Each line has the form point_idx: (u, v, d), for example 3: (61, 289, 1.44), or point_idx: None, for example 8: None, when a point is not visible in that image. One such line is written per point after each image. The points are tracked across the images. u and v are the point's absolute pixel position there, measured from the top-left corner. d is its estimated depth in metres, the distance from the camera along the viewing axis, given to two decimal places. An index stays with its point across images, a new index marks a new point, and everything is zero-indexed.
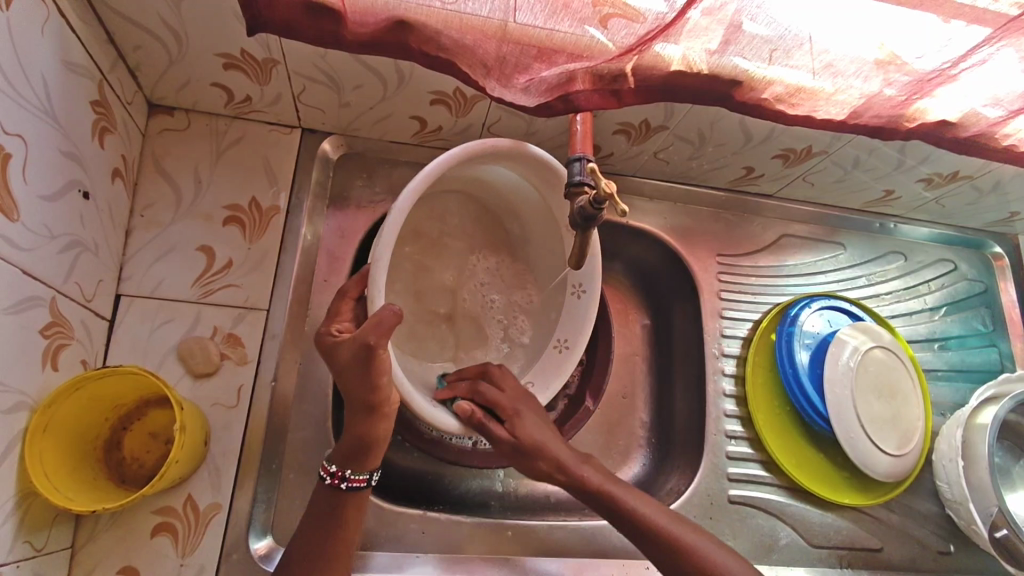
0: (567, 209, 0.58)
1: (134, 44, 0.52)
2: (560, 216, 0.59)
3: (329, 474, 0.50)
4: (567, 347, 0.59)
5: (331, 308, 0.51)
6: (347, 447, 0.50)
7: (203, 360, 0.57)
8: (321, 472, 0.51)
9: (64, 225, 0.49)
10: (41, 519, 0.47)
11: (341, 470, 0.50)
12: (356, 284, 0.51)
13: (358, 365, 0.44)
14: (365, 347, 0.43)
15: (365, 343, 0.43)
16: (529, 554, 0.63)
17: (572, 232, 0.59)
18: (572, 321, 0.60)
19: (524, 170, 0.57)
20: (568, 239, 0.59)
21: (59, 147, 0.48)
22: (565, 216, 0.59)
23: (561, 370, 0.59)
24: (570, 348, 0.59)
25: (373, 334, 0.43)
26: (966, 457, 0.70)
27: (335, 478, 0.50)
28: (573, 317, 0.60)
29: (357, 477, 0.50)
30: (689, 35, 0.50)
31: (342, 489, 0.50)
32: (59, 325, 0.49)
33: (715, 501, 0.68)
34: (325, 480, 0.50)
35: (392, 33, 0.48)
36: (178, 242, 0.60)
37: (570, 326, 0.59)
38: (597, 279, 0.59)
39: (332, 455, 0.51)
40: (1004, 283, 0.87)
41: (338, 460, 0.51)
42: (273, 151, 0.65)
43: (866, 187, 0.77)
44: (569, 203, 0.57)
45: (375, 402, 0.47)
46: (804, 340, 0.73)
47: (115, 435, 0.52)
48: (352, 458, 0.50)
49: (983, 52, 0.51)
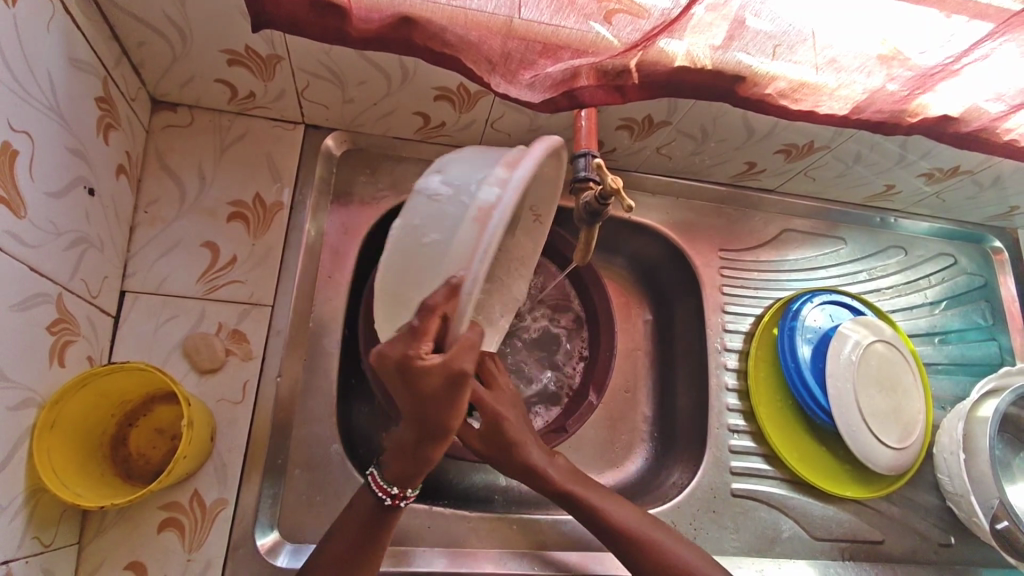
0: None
1: (138, 41, 0.52)
2: None
3: (389, 495, 0.49)
4: None
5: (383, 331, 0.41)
6: (402, 474, 0.48)
7: (209, 356, 0.57)
8: (376, 488, 0.49)
9: (70, 221, 0.49)
10: (49, 515, 0.47)
11: (403, 492, 0.49)
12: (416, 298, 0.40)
13: (448, 392, 0.40)
14: (460, 374, 0.39)
15: (460, 370, 0.39)
16: (533, 548, 0.63)
17: None
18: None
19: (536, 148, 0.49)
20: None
21: (65, 144, 0.48)
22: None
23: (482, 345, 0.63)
24: None
25: (470, 361, 0.40)
26: (967, 450, 0.70)
27: (396, 499, 0.49)
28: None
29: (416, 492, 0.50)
30: (693, 31, 0.50)
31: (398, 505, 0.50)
32: (65, 321, 0.49)
33: (717, 494, 0.68)
34: (384, 501, 0.49)
35: (397, 29, 0.48)
36: (181, 239, 0.60)
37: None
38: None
39: (387, 476, 0.48)
40: (1004, 277, 0.88)
41: (396, 481, 0.48)
42: (276, 147, 0.65)
43: (867, 183, 0.77)
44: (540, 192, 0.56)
45: (444, 428, 0.43)
46: (806, 334, 0.74)
47: (121, 431, 0.52)
48: (410, 480, 0.48)
49: (985, 47, 0.51)
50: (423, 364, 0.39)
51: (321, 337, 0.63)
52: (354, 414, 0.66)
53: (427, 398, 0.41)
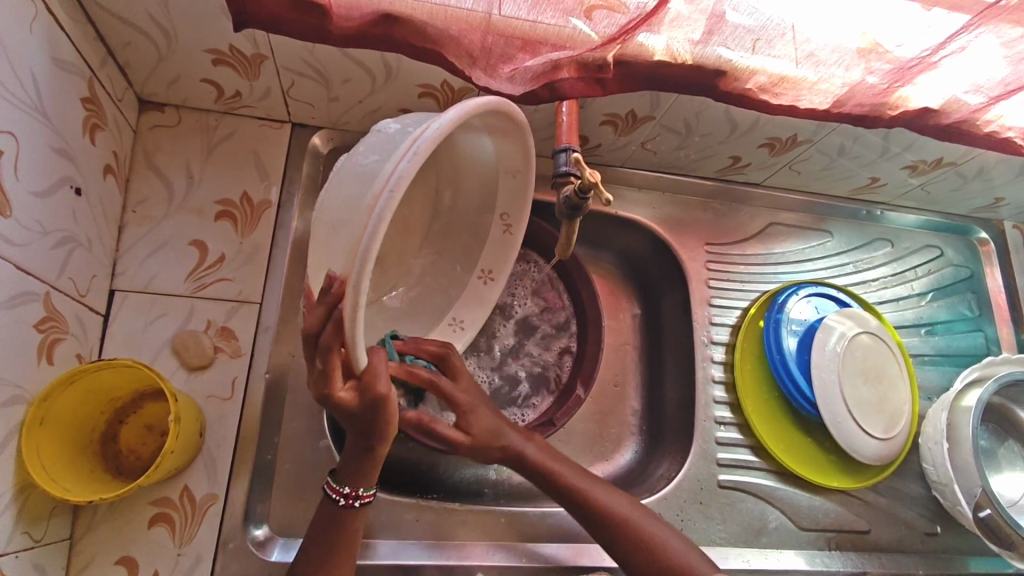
0: (510, 155, 0.54)
1: (123, 41, 0.53)
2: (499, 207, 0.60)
3: (342, 496, 0.49)
4: (460, 326, 0.63)
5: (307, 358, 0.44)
6: (351, 469, 0.48)
7: (197, 353, 0.57)
8: (331, 492, 0.50)
9: (57, 221, 0.49)
10: (40, 511, 0.48)
11: (353, 491, 0.49)
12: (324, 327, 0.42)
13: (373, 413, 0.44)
14: (376, 399, 0.43)
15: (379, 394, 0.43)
16: (521, 539, 0.64)
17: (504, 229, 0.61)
18: (496, 253, 0.62)
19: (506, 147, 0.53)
20: (504, 179, 0.57)
21: (50, 144, 0.48)
22: (504, 207, 0.59)
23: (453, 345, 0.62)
24: (463, 327, 0.63)
25: (383, 385, 0.43)
26: (951, 440, 0.71)
27: (349, 498, 0.49)
28: (473, 302, 0.63)
29: (366, 494, 0.49)
30: (671, 25, 0.51)
31: (356, 506, 0.50)
32: (53, 320, 0.49)
33: (704, 486, 0.69)
34: (338, 501, 0.49)
35: (378, 26, 0.49)
36: (170, 237, 0.60)
37: (495, 257, 0.62)
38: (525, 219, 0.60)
39: (340, 476, 0.49)
40: (991, 268, 0.88)
41: (347, 480, 0.49)
42: (263, 146, 0.65)
43: (852, 175, 0.77)
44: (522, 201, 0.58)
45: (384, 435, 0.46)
46: (791, 326, 0.75)
47: (111, 428, 0.53)
48: (359, 479, 0.49)
49: (962, 39, 0.52)
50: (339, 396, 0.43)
51: None
52: None
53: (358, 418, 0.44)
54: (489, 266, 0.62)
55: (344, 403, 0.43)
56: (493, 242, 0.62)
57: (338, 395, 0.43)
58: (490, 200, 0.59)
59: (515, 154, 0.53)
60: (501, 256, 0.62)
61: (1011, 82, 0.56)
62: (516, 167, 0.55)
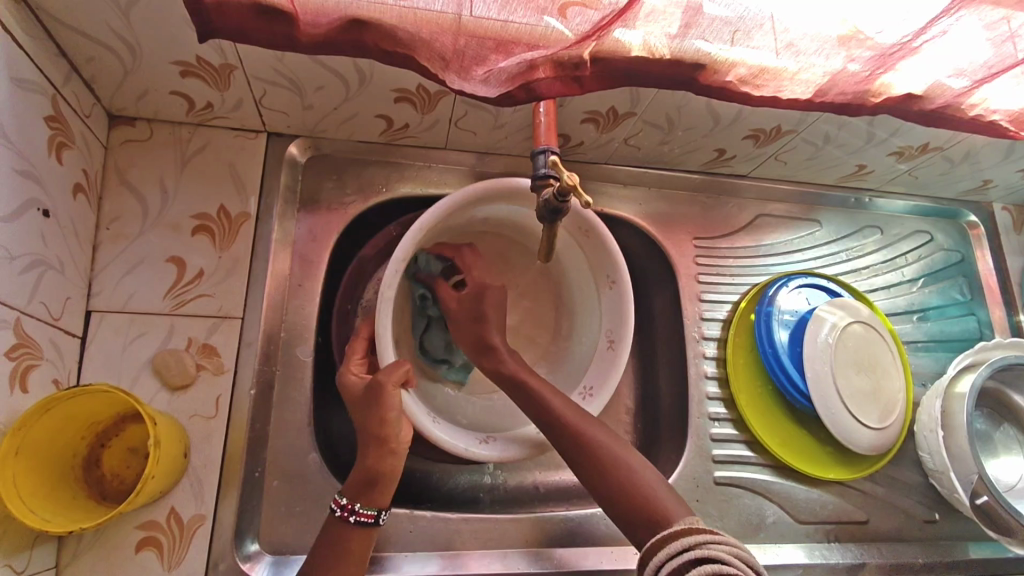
0: (606, 261, 0.60)
1: (87, 56, 0.51)
2: (605, 317, 0.62)
3: (338, 507, 0.50)
4: (613, 346, 0.60)
5: (347, 350, 0.59)
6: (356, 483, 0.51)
7: (179, 373, 0.56)
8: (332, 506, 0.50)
9: (24, 244, 0.48)
10: (19, 542, 0.47)
11: (350, 503, 0.49)
12: (364, 328, 0.59)
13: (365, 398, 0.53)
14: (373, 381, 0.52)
15: (375, 380, 0.52)
16: (517, 545, 0.63)
17: (610, 328, 0.61)
18: (602, 372, 0.60)
19: (587, 252, 0.62)
20: (606, 292, 0.62)
21: (13, 166, 0.47)
22: (611, 326, 0.61)
23: (609, 366, 0.60)
24: (616, 346, 0.60)
25: (385, 375, 0.52)
26: (945, 427, 0.71)
27: (344, 511, 0.49)
28: (571, 410, 0.60)
29: (365, 511, 0.49)
30: (647, 19, 0.50)
31: (349, 523, 0.49)
32: (25, 346, 0.48)
33: (700, 484, 0.68)
34: (334, 513, 0.50)
35: (348, 32, 0.47)
36: (148, 254, 0.59)
37: (617, 326, 0.61)
38: (629, 336, 0.60)
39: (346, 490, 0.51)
40: (981, 252, 0.87)
41: (348, 493, 0.50)
42: (238, 157, 0.64)
43: (839, 163, 0.76)
44: (621, 304, 0.60)
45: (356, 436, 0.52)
46: (783, 319, 0.74)
47: (93, 452, 0.52)
48: (363, 492, 0.50)
49: (942, 23, 0.51)
50: (348, 377, 0.56)
51: (294, 346, 0.63)
52: (333, 422, 0.66)
53: (360, 408, 0.53)
54: (614, 334, 0.61)
55: (350, 381, 0.56)
56: (607, 305, 0.62)
57: (349, 375, 0.56)
58: (598, 327, 0.63)
59: (599, 251, 0.60)
60: (615, 319, 0.61)
61: (995, 64, 0.56)
62: (612, 274, 0.61)
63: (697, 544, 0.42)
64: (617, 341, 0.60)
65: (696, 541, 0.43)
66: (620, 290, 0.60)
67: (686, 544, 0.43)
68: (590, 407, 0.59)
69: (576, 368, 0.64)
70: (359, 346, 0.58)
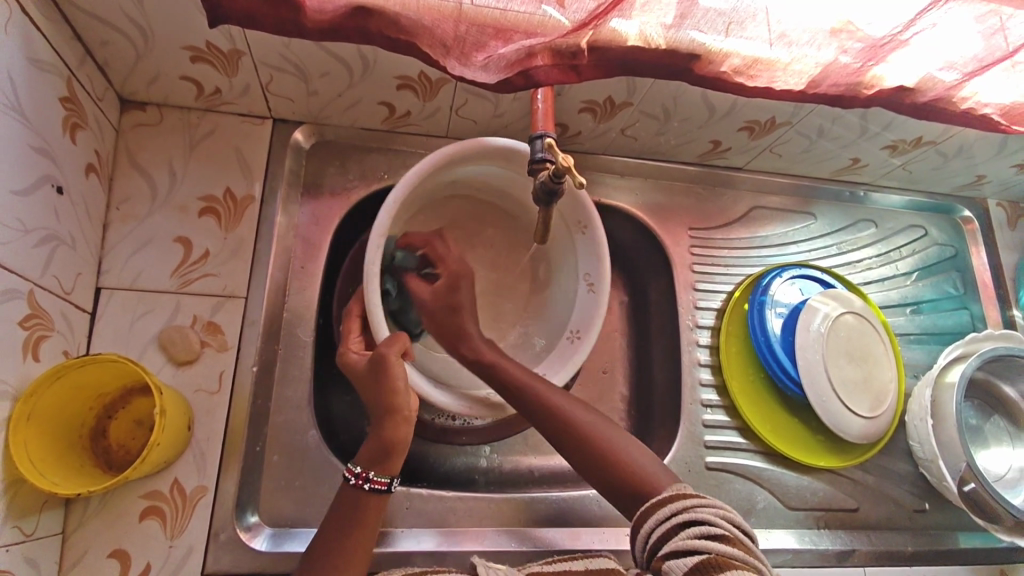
0: (578, 207, 0.61)
1: (102, 40, 0.53)
2: (582, 260, 0.63)
3: (354, 475, 0.51)
4: (592, 287, 0.62)
5: (343, 327, 0.60)
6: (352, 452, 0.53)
7: (184, 348, 0.58)
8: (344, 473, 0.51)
9: (39, 219, 0.50)
10: (29, 505, 0.48)
11: (365, 471, 0.51)
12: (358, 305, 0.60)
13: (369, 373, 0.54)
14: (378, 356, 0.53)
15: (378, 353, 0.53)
16: (510, 524, 0.64)
17: (587, 270, 0.62)
18: (586, 314, 0.61)
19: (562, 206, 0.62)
20: (580, 237, 0.63)
21: (29, 143, 0.49)
22: (588, 269, 0.62)
23: (589, 308, 0.61)
24: (595, 287, 0.61)
25: (387, 347, 0.53)
26: (935, 415, 0.72)
27: (360, 479, 0.50)
28: (558, 359, 0.61)
29: (379, 479, 0.50)
30: (642, 9, 0.51)
31: (364, 490, 0.50)
32: (38, 317, 0.50)
33: (692, 468, 0.69)
34: (349, 481, 0.51)
35: (352, 19, 0.49)
36: (156, 234, 0.61)
37: (593, 264, 0.62)
38: (608, 278, 0.61)
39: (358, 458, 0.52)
40: (974, 247, 0.88)
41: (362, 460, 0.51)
42: (245, 142, 0.66)
43: (834, 156, 0.78)
44: (598, 247, 0.61)
45: None
46: (775, 308, 0.75)
47: (100, 423, 0.54)
48: (377, 461, 0.51)
49: (931, 16, 0.52)
50: (348, 356, 0.57)
51: (296, 327, 0.65)
52: (332, 402, 0.68)
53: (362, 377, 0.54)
54: (592, 275, 0.62)
55: (350, 359, 0.56)
56: (580, 245, 0.63)
57: (349, 354, 0.57)
58: (577, 271, 0.64)
59: (570, 199, 0.61)
60: (592, 256, 0.62)
61: (985, 57, 0.57)
62: (582, 218, 0.62)
63: (686, 508, 0.47)
64: (596, 280, 0.61)
65: (686, 505, 0.47)
66: (593, 233, 0.61)
67: (673, 510, 0.47)
68: (571, 364, 0.60)
69: (559, 318, 0.65)
70: (356, 322, 0.59)
